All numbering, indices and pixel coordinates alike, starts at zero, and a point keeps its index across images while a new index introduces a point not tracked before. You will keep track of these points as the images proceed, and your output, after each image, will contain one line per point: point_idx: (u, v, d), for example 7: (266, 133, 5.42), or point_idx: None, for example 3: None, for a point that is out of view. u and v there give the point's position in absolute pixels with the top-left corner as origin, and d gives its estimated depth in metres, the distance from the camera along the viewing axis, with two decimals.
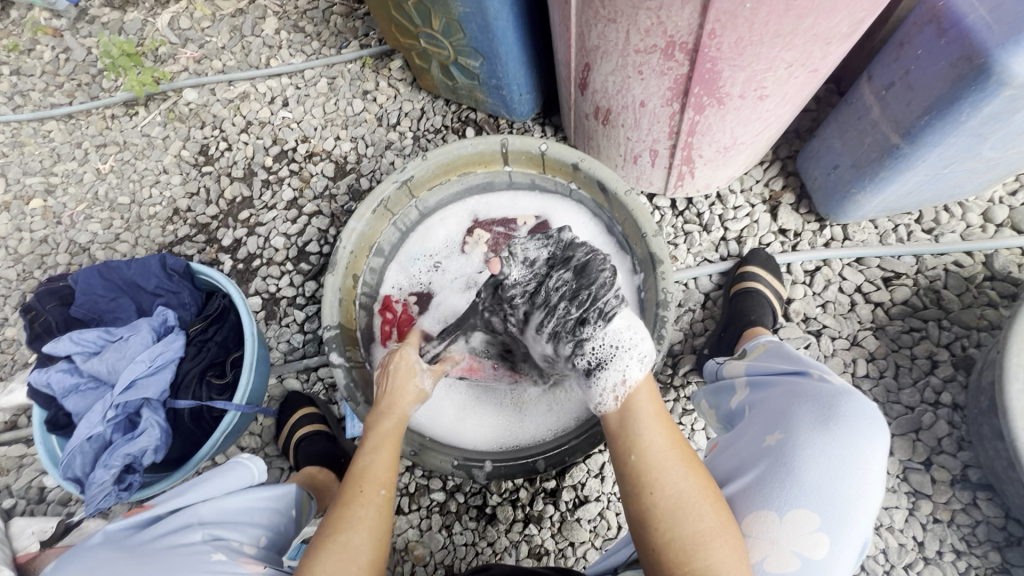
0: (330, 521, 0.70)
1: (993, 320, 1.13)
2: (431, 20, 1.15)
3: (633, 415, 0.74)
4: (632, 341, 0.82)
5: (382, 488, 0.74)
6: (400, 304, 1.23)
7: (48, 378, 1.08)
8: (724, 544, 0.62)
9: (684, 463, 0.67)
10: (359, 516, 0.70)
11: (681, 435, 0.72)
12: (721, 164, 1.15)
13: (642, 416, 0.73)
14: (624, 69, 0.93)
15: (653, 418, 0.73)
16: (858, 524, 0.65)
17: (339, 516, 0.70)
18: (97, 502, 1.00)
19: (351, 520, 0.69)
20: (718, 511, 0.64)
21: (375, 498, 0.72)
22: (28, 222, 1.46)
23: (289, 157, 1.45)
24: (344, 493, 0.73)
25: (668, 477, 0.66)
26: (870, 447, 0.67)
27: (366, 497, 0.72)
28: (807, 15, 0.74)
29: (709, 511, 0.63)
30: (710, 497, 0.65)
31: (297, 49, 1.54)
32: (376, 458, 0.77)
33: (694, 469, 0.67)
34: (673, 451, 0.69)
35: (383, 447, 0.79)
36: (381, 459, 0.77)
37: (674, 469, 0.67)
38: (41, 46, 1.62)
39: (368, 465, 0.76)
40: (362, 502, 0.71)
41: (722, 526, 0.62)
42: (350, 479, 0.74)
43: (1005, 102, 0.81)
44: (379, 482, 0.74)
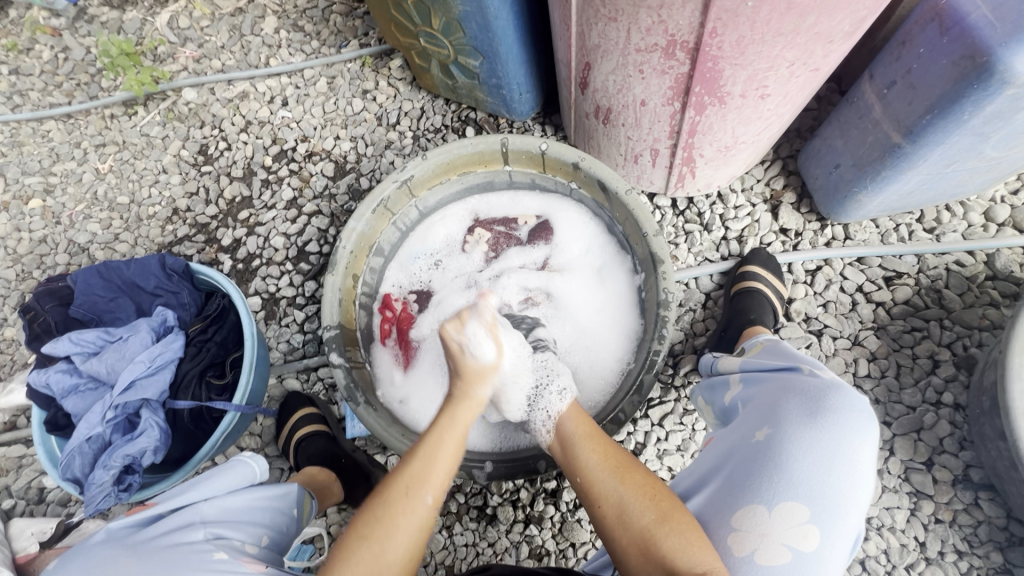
0: (365, 521, 0.68)
1: (995, 320, 1.13)
2: (431, 19, 1.15)
3: (568, 440, 0.82)
4: (553, 376, 0.94)
5: (430, 496, 0.72)
6: (400, 303, 1.23)
7: (47, 379, 1.08)
8: (671, 529, 0.64)
9: (617, 470, 0.73)
10: (400, 524, 0.68)
11: (615, 446, 0.78)
12: (722, 164, 1.15)
13: (576, 439, 0.81)
14: (625, 67, 0.93)
15: (586, 438, 0.80)
16: (849, 517, 0.64)
17: (378, 516, 0.68)
18: (97, 503, 1.00)
19: (389, 524, 0.68)
20: (660, 503, 0.67)
21: (420, 506, 0.70)
22: (27, 222, 1.46)
23: (289, 156, 1.45)
24: (389, 490, 0.71)
25: (604, 487, 0.72)
26: (859, 439, 0.67)
27: (412, 505, 0.70)
28: (809, 14, 0.74)
29: (645, 506, 0.68)
30: (650, 494, 0.69)
31: (297, 49, 1.53)
32: (435, 462, 0.75)
33: (627, 475, 0.72)
34: (607, 465, 0.75)
35: (446, 450, 0.76)
36: (437, 460, 0.75)
37: (609, 480, 0.73)
38: (40, 45, 1.62)
39: (424, 468, 0.73)
40: (407, 506, 0.69)
41: (660, 516, 0.66)
42: (398, 477, 0.72)
43: (1008, 101, 0.80)
44: (427, 487, 0.72)
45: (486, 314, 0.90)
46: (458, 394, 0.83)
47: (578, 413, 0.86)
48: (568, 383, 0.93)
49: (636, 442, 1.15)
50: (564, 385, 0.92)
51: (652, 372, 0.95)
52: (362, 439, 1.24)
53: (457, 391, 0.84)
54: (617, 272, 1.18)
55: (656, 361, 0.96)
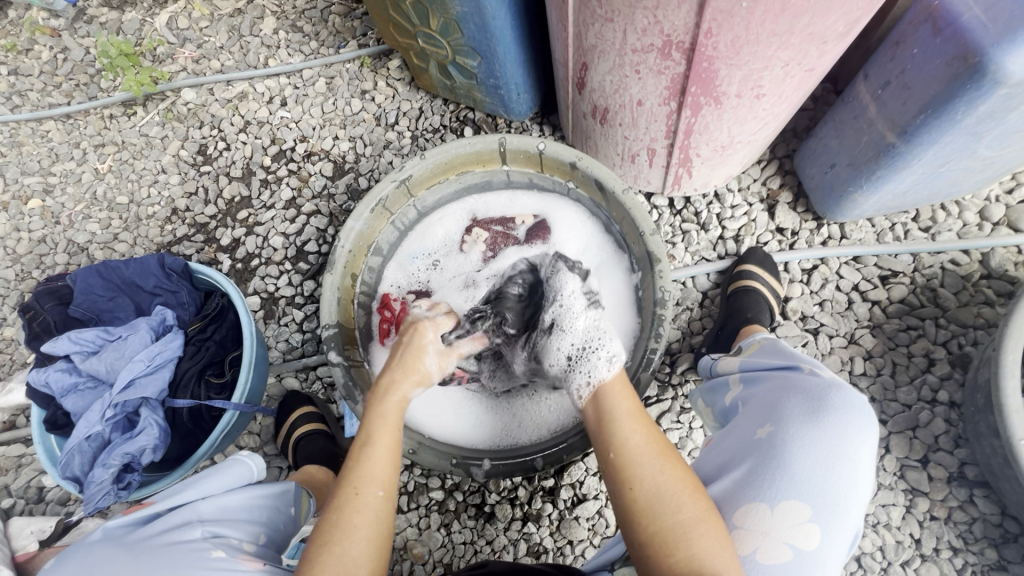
0: (324, 527, 0.67)
1: (990, 318, 1.14)
2: (429, 19, 1.15)
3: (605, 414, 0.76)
4: (602, 341, 0.89)
5: (380, 489, 0.70)
6: (398, 303, 1.22)
7: (46, 377, 1.09)
8: (708, 531, 0.62)
9: (661, 457, 0.69)
10: (357, 523, 0.67)
11: (656, 429, 0.73)
12: (718, 164, 1.16)
13: (618, 417, 0.75)
14: (622, 68, 0.93)
15: (631, 417, 0.75)
16: (849, 516, 0.65)
17: (335, 520, 0.67)
18: (97, 500, 1.01)
19: (345, 526, 0.66)
20: (698, 498, 0.65)
21: (371, 500, 0.69)
22: (26, 222, 1.46)
23: (288, 156, 1.45)
24: (340, 494, 0.70)
25: (643, 471, 0.67)
26: (860, 437, 0.68)
27: (364, 500, 0.69)
28: (803, 15, 0.74)
29: (686, 502, 0.64)
30: (690, 486, 0.66)
31: (296, 49, 1.54)
32: (376, 456, 0.73)
33: (669, 462, 0.68)
34: (650, 446, 0.70)
35: (385, 443, 0.75)
36: (381, 454, 0.74)
37: (652, 462, 0.68)
38: (39, 46, 1.62)
39: (368, 463, 0.72)
40: (360, 505, 0.68)
41: (699, 515, 0.63)
42: (346, 479, 0.71)
43: (1001, 100, 0.81)
44: (376, 482, 0.71)
45: (435, 340, 0.91)
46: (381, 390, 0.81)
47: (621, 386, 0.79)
48: (617, 349, 0.87)
49: None
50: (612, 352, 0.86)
51: (649, 370, 0.96)
52: None
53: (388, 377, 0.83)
54: (615, 270, 1.18)
55: (653, 359, 0.97)
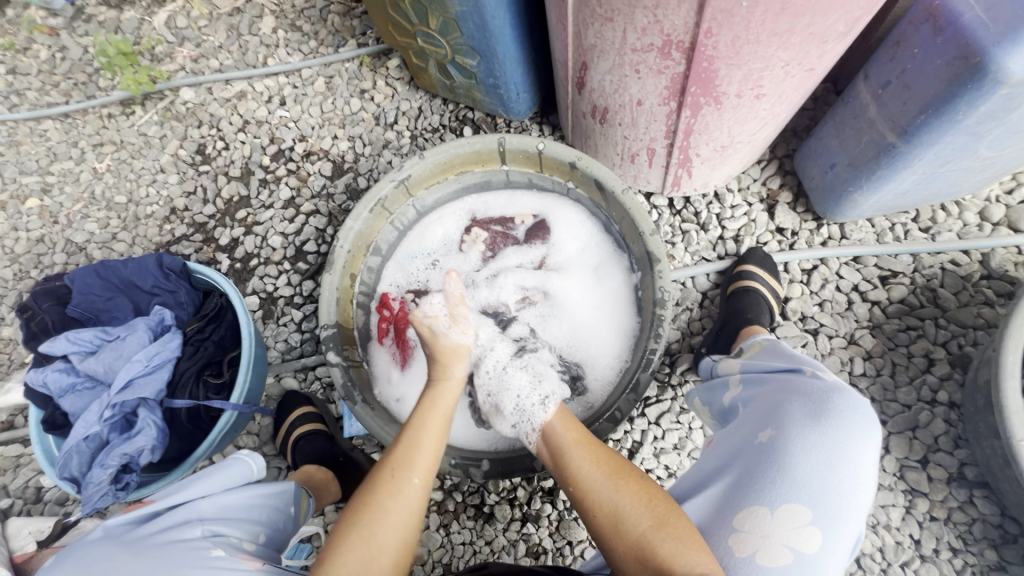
0: (356, 509, 0.70)
1: (990, 319, 1.13)
2: (428, 18, 1.15)
3: (560, 449, 0.82)
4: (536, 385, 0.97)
5: (418, 476, 0.73)
6: (396, 302, 1.22)
7: (44, 378, 1.08)
8: (668, 534, 0.64)
9: (613, 477, 0.73)
10: (390, 508, 0.69)
11: (611, 452, 0.78)
12: (718, 164, 1.15)
13: (570, 449, 0.81)
14: (621, 67, 0.93)
15: (583, 447, 0.80)
16: (851, 519, 0.64)
17: (369, 502, 0.70)
18: (94, 501, 1.01)
19: (378, 510, 0.69)
20: (656, 506, 0.68)
21: (409, 486, 0.72)
22: (24, 221, 1.46)
23: (287, 156, 1.45)
24: (377, 477, 0.72)
25: (602, 496, 0.72)
26: (863, 441, 0.67)
27: (399, 485, 0.71)
28: (804, 14, 0.74)
29: (642, 511, 0.68)
30: (646, 498, 0.69)
31: (295, 48, 1.54)
32: (418, 446, 0.76)
33: (621, 481, 0.72)
34: (601, 471, 0.75)
35: (428, 432, 0.78)
36: (422, 443, 0.77)
37: (605, 484, 0.73)
38: (37, 45, 1.62)
39: (410, 452, 0.75)
40: (395, 489, 0.71)
41: (658, 521, 0.66)
42: (385, 464, 0.74)
43: (1002, 100, 0.81)
44: (414, 468, 0.73)
45: (455, 291, 1.01)
46: (433, 378, 0.89)
47: (570, 422, 0.86)
48: (552, 390, 0.96)
49: (632, 441, 1.15)
50: (547, 393, 0.94)
51: (648, 371, 0.96)
52: (359, 438, 1.24)
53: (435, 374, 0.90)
54: (614, 270, 1.18)
55: (652, 360, 0.96)
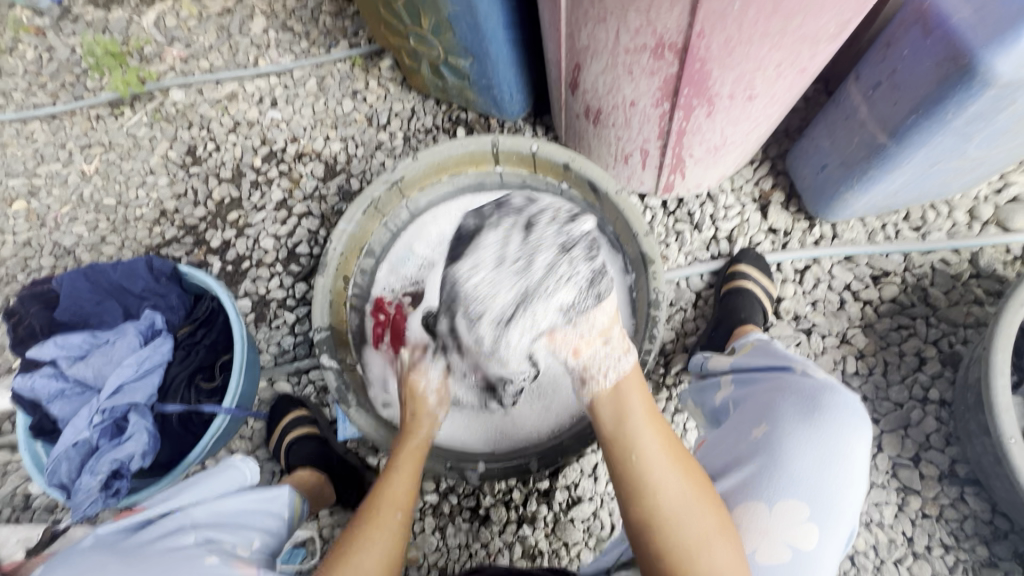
0: (340, 544, 0.72)
1: (980, 316, 1.15)
2: (420, 19, 1.15)
3: (626, 418, 0.75)
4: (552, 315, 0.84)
5: (401, 512, 0.77)
6: (393, 305, 1.22)
7: (32, 383, 1.06)
8: (725, 547, 0.61)
9: (681, 465, 0.68)
10: (378, 537, 0.73)
11: (677, 439, 0.72)
12: (712, 164, 1.15)
13: (632, 424, 0.74)
14: (614, 68, 0.93)
15: (643, 419, 0.74)
16: (845, 514, 0.65)
17: (352, 537, 0.73)
18: (85, 508, 0.99)
19: (364, 544, 0.72)
20: (715, 511, 0.64)
21: (393, 520, 0.76)
22: (11, 224, 1.44)
23: (278, 157, 1.43)
24: (363, 514, 0.76)
25: (662, 479, 0.67)
26: (855, 436, 0.68)
27: (384, 518, 0.75)
28: (795, 16, 0.74)
29: (705, 514, 0.63)
30: (708, 499, 0.65)
31: (286, 49, 1.52)
32: (399, 479, 0.82)
33: (690, 473, 0.67)
34: (668, 455, 0.70)
35: (407, 467, 0.85)
36: (402, 477, 0.82)
37: (671, 471, 0.68)
38: (23, 45, 1.60)
39: (391, 488, 0.80)
40: (382, 522, 0.75)
41: (716, 531, 0.62)
42: (368, 500, 0.78)
43: (989, 101, 0.81)
44: (398, 503, 0.78)
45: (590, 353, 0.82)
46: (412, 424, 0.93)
47: (640, 388, 0.79)
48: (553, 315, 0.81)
49: None
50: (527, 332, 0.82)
51: (643, 372, 0.97)
52: (353, 440, 1.22)
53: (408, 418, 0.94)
54: None
55: (647, 360, 0.97)
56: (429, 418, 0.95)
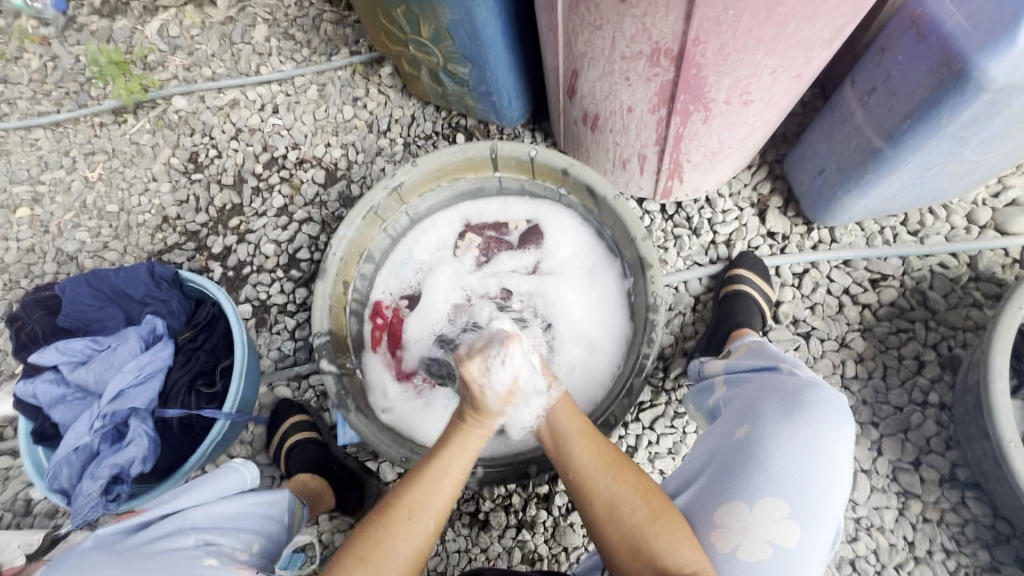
0: (361, 543, 0.67)
1: (978, 320, 1.15)
2: (420, 27, 1.16)
3: (559, 430, 0.82)
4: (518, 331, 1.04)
5: (432, 521, 0.71)
6: (390, 309, 1.23)
7: (34, 389, 1.07)
8: (662, 529, 0.65)
9: (612, 467, 0.73)
10: (398, 548, 0.68)
11: (609, 444, 0.77)
12: (709, 168, 1.16)
13: (569, 436, 0.80)
14: (611, 74, 0.94)
15: (581, 432, 0.80)
16: (828, 514, 0.65)
17: (377, 543, 0.67)
18: (84, 513, 0.98)
19: (387, 551, 0.67)
20: (651, 500, 0.68)
21: (421, 530, 0.70)
22: (15, 231, 1.45)
23: (280, 164, 1.45)
24: (389, 513, 0.70)
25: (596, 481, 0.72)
26: (836, 434, 0.68)
27: (412, 528, 0.69)
28: (790, 22, 0.75)
29: (635, 508, 0.68)
30: (643, 491, 0.69)
31: (287, 57, 1.54)
32: (440, 486, 0.74)
33: (621, 472, 0.72)
34: (600, 461, 0.75)
35: (451, 474, 0.75)
36: (443, 485, 0.74)
37: (604, 474, 0.73)
38: (28, 54, 1.62)
39: (428, 493, 0.72)
40: (406, 532, 0.69)
41: (652, 517, 0.66)
42: (398, 503, 0.71)
43: (984, 106, 0.82)
44: (429, 513, 0.71)
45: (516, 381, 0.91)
46: (472, 426, 0.79)
47: (570, 409, 0.84)
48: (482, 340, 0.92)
49: (627, 446, 1.15)
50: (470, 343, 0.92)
51: (642, 376, 0.96)
52: (353, 445, 1.23)
53: (469, 426, 0.80)
54: (607, 275, 1.18)
55: (646, 364, 0.97)
56: (489, 423, 0.81)
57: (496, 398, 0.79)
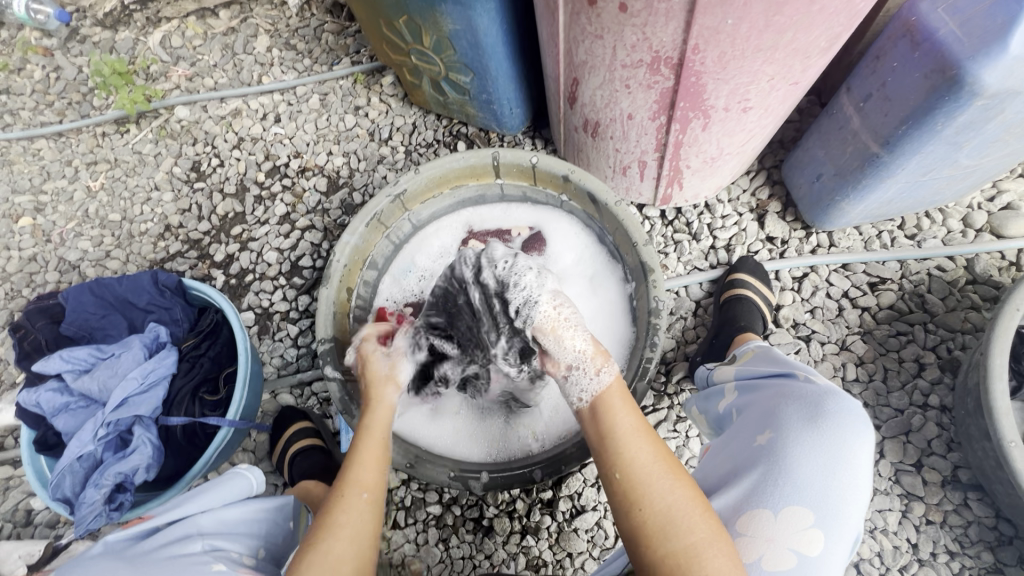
0: (310, 532, 0.70)
1: (977, 322, 1.16)
2: (422, 36, 1.17)
3: (609, 424, 0.75)
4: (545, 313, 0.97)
5: (366, 492, 0.74)
6: (394, 315, 1.20)
7: (37, 398, 1.07)
8: (719, 550, 0.61)
9: (672, 475, 0.68)
10: (343, 523, 0.70)
11: (666, 446, 0.72)
12: (708, 174, 1.17)
13: (620, 432, 0.74)
14: (612, 83, 0.95)
15: (635, 430, 0.74)
16: (850, 520, 0.65)
17: (323, 525, 0.70)
18: (88, 522, 0.98)
19: (333, 525, 0.70)
20: (708, 517, 0.64)
21: (359, 502, 0.73)
22: (17, 241, 1.46)
23: (282, 172, 1.46)
24: (329, 498, 0.73)
25: (653, 486, 0.67)
26: (858, 442, 0.68)
27: (350, 502, 0.72)
28: (787, 30, 0.77)
29: (695, 522, 0.63)
30: (701, 505, 0.65)
31: (289, 66, 1.55)
32: (364, 464, 0.78)
33: (679, 479, 0.67)
34: (657, 463, 0.69)
35: (374, 450, 0.81)
36: (365, 461, 0.78)
37: (662, 480, 0.67)
38: (31, 65, 1.63)
39: (356, 468, 0.77)
40: (347, 506, 0.72)
41: (711, 536, 0.62)
42: (335, 487, 0.75)
43: (978, 111, 0.84)
44: (362, 485, 0.75)
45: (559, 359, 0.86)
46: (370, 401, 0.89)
47: (626, 397, 0.78)
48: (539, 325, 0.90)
49: None
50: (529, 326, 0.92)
51: (644, 380, 0.97)
52: None
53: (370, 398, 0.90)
54: (609, 280, 1.20)
55: (648, 368, 0.97)
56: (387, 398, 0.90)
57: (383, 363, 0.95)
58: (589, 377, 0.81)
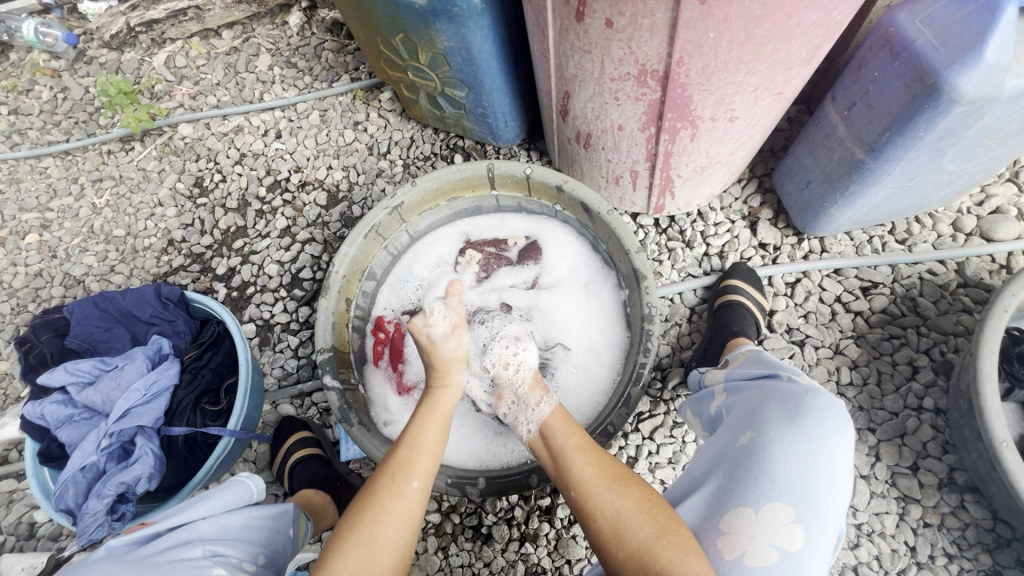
0: (355, 511, 0.72)
1: (969, 325, 1.17)
2: (418, 53, 1.20)
3: (560, 453, 0.82)
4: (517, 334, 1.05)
5: (416, 480, 0.76)
6: (392, 324, 1.26)
7: (42, 410, 1.09)
8: (669, 542, 0.65)
9: (616, 485, 0.73)
10: (391, 509, 0.72)
11: (610, 459, 0.77)
12: (699, 183, 1.19)
13: (569, 453, 0.80)
14: (601, 95, 0.98)
15: (578, 449, 0.80)
16: (831, 515, 0.66)
17: (369, 506, 0.73)
18: (90, 533, 1.00)
19: (380, 512, 0.72)
20: (656, 515, 0.68)
21: (409, 490, 0.75)
22: (23, 257, 1.49)
23: (283, 186, 1.49)
24: (378, 479, 0.76)
25: (601, 501, 0.72)
26: (836, 439, 0.69)
27: (399, 489, 0.74)
28: (767, 43, 0.79)
29: (642, 524, 0.67)
30: (648, 506, 0.69)
31: (290, 84, 1.59)
32: (418, 448, 0.79)
33: (624, 488, 0.73)
34: (603, 477, 0.75)
35: (429, 436, 0.82)
36: (421, 449, 0.79)
37: (608, 492, 0.73)
38: (39, 86, 1.67)
39: (410, 454, 0.78)
40: (395, 493, 0.74)
41: (660, 530, 0.66)
42: (383, 469, 0.77)
43: (958, 118, 0.86)
44: (413, 472, 0.76)
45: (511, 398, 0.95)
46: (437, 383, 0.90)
47: (565, 421, 0.85)
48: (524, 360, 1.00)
49: (627, 456, 1.16)
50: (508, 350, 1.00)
51: (639, 385, 0.98)
52: (356, 461, 1.24)
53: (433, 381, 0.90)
54: (603, 286, 1.21)
55: (643, 374, 0.99)
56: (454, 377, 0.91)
57: (450, 345, 0.94)
58: (533, 409, 0.90)
